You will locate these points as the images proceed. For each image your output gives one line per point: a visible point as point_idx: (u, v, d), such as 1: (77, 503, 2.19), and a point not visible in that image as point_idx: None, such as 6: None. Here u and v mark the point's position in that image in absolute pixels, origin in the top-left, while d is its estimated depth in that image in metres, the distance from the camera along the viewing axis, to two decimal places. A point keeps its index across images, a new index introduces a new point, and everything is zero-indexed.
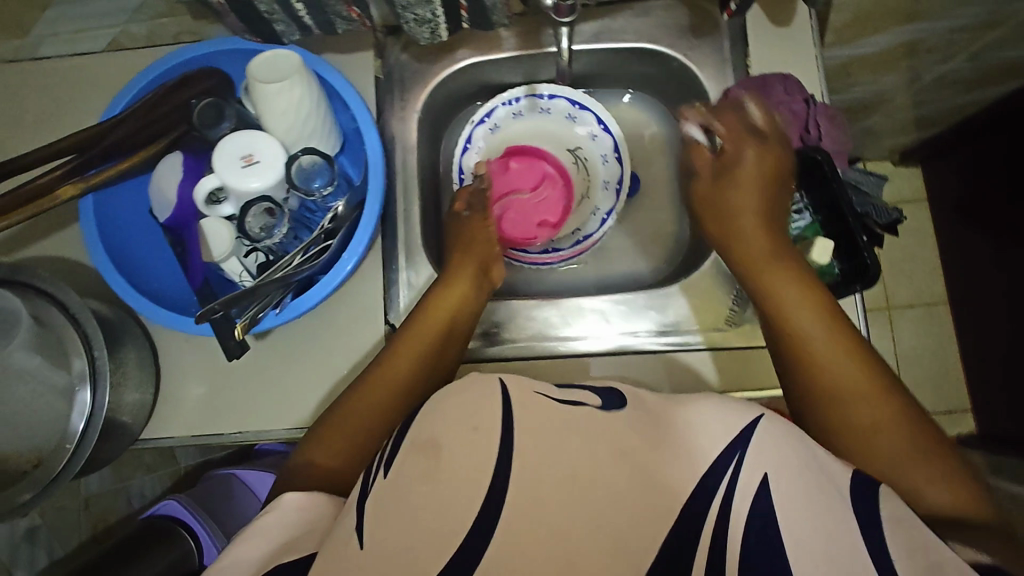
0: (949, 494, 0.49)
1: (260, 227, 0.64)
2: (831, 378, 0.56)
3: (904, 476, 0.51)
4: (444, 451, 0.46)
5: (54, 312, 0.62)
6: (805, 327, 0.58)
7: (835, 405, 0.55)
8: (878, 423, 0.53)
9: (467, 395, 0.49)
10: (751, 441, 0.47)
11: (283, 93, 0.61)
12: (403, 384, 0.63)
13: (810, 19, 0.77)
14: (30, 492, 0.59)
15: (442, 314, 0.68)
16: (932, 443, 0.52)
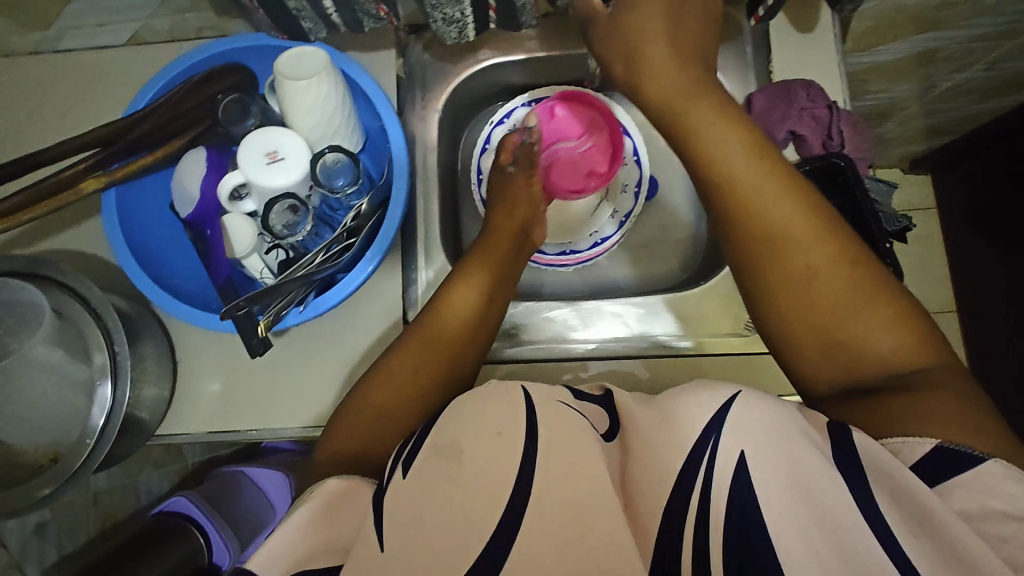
0: (904, 354, 0.50)
1: (284, 224, 0.63)
2: (782, 262, 0.53)
3: (861, 347, 0.51)
4: (465, 450, 0.47)
5: (75, 305, 0.61)
6: (754, 216, 0.54)
7: (788, 290, 0.53)
8: (830, 294, 0.52)
9: (490, 400, 0.49)
10: (725, 424, 0.44)
11: (311, 90, 0.61)
12: (449, 348, 0.63)
13: (833, 26, 0.77)
14: (50, 486, 0.58)
15: (478, 285, 0.66)
16: (887, 297, 0.51)
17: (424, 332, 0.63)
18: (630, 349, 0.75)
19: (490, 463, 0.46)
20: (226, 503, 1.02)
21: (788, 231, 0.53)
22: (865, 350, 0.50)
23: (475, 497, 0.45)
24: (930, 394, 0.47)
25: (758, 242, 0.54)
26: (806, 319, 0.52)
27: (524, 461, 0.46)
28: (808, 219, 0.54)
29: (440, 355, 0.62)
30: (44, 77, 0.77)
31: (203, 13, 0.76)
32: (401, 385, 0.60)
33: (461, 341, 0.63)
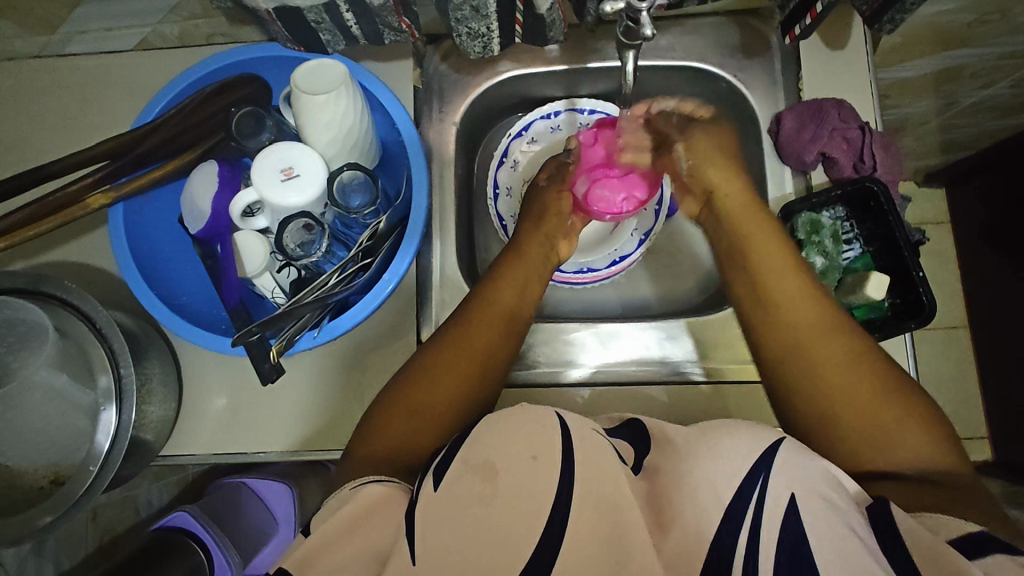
0: (929, 456, 0.48)
1: (297, 243, 0.61)
2: (811, 345, 0.53)
3: (884, 443, 0.49)
4: (500, 471, 0.45)
5: (79, 323, 0.58)
6: (785, 296, 0.57)
7: (815, 369, 0.53)
8: (853, 390, 0.51)
9: (520, 423, 0.47)
10: (773, 463, 0.45)
11: (330, 105, 0.59)
12: (484, 352, 0.60)
13: (865, 44, 0.74)
14: (50, 516, 0.56)
15: (513, 286, 0.65)
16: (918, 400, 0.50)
17: (463, 330, 0.61)
18: (648, 373, 0.72)
19: (522, 489, 0.45)
20: (228, 518, 1.00)
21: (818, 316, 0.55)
22: (891, 443, 0.49)
23: (494, 538, 0.43)
24: (953, 494, 0.46)
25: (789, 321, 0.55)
26: (832, 400, 0.51)
27: (558, 489, 0.45)
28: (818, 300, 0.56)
29: (476, 357, 0.59)
30: (60, 83, 0.76)
31: (216, 20, 0.73)
32: (438, 386, 0.57)
33: (494, 342, 0.61)
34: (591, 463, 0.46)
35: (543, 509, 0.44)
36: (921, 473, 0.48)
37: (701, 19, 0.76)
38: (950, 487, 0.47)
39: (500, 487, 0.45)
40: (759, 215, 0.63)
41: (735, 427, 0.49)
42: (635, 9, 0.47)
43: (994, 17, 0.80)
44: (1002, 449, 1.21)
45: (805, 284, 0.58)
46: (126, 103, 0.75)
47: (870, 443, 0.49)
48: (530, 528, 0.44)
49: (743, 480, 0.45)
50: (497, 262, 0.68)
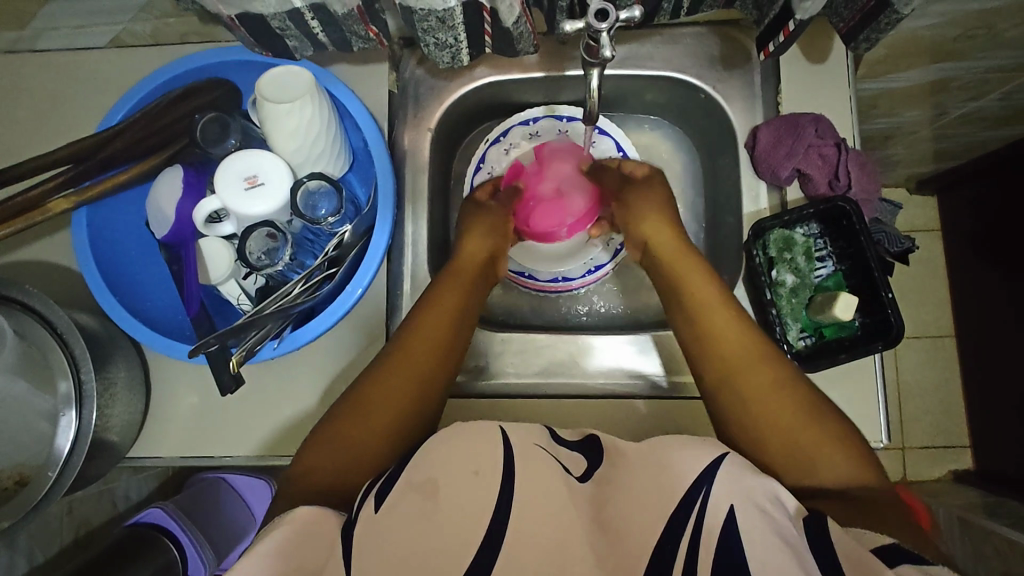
0: (849, 473, 0.51)
1: (262, 252, 0.61)
2: (740, 381, 0.57)
3: (815, 470, 0.52)
4: (442, 486, 0.47)
5: (37, 328, 0.58)
6: (719, 334, 0.59)
7: (747, 407, 0.55)
8: (785, 427, 0.54)
9: (452, 444, 0.49)
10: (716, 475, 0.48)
11: (294, 113, 0.58)
12: (418, 371, 0.59)
13: (847, 57, 0.72)
14: (8, 520, 0.55)
15: (444, 313, 0.63)
16: (834, 423, 0.54)
17: (393, 362, 0.60)
18: (617, 390, 0.72)
19: (466, 506, 0.46)
20: (202, 515, 1.00)
21: (749, 355, 0.57)
22: (814, 470, 0.52)
23: (431, 557, 0.44)
24: (880, 507, 0.49)
25: (722, 368, 0.58)
26: (763, 434, 0.54)
27: (499, 503, 0.46)
28: (747, 337, 0.59)
29: (410, 378, 0.59)
30: (26, 79, 0.74)
31: (187, 20, 0.72)
32: (375, 410, 0.57)
33: (425, 382, 0.60)
34: (531, 483, 0.47)
35: (483, 521, 0.45)
36: (845, 489, 0.51)
37: (681, 30, 0.75)
38: (869, 499, 0.50)
39: (444, 501, 0.46)
40: (703, 272, 0.64)
41: (666, 445, 0.52)
42: (596, 29, 0.48)
43: (980, 32, 0.77)
44: (983, 459, 1.21)
45: (735, 323, 0.60)
46: (91, 101, 0.73)
47: (799, 469, 0.53)
48: (471, 532, 0.45)
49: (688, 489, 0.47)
50: (434, 287, 0.65)
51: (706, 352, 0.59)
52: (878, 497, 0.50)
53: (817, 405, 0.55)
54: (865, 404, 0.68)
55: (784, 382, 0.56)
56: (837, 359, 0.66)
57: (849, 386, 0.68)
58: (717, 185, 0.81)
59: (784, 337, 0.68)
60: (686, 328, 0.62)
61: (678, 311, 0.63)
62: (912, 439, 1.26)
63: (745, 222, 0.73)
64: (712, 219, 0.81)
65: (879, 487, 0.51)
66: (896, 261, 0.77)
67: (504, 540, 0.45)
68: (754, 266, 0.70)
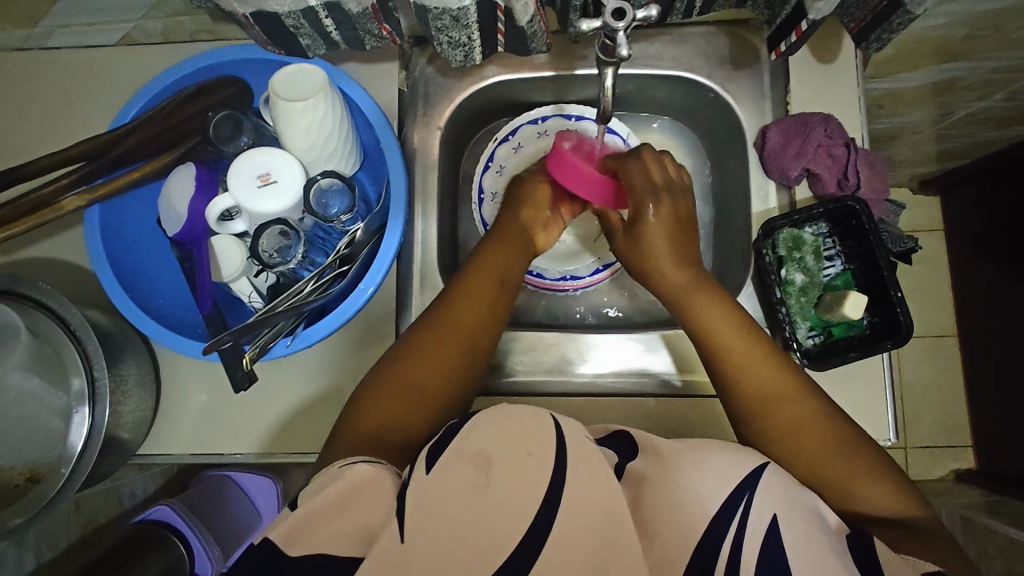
0: (884, 501, 0.52)
1: (275, 250, 0.61)
2: (776, 415, 0.57)
3: (856, 498, 0.53)
4: (495, 463, 0.46)
5: (52, 325, 0.58)
6: (748, 367, 0.59)
7: (774, 442, 0.56)
8: (824, 455, 0.54)
9: (509, 422, 0.48)
10: (758, 486, 0.48)
11: (308, 112, 0.58)
12: (460, 365, 0.60)
13: (856, 57, 0.73)
14: (21, 516, 0.55)
15: (479, 302, 0.62)
16: (861, 450, 0.54)
17: (433, 345, 0.59)
18: (626, 387, 0.72)
19: (517, 484, 0.46)
20: (208, 513, 1.00)
21: (772, 391, 0.57)
22: (850, 496, 0.53)
23: (475, 535, 0.44)
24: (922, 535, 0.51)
25: (747, 404, 0.58)
26: (800, 461, 0.55)
27: (551, 484, 0.46)
28: (777, 372, 0.58)
29: (446, 379, 0.58)
30: (36, 76, 0.74)
31: (197, 17, 0.72)
32: (414, 396, 0.57)
33: (455, 372, 0.59)
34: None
35: (531, 502, 0.45)
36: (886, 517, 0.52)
37: (690, 29, 0.75)
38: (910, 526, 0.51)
39: (495, 478, 0.46)
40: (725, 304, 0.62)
41: (692, 447, 0.52)
42: (613, 28, 0.48)
43: (988, 32, 0.77)
44: (985, 459, 1.21)
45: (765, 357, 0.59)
46: (102, 97, 0.73)
47: (834, 493, 0.54)
48: (518, 514, 0.45)
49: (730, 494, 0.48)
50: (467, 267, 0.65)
51: (737, 385, 0.59)
52: (916, 523, 0.52)
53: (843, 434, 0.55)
54: (873, 402, 0.68)
55: (819, 415, 0.56)
56: (847, 357, 0.66)
57: (857, 384, 0.68)
58: (725, 184, 0.81)
59: (793, 335, 0.68)
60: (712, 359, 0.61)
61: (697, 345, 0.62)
62: (915, 438, 1.27)
63: (754, 221, 0.74)
64: (720, 217, 0.81)
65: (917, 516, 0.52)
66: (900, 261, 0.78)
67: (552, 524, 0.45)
68: (764, 265, 0.70)
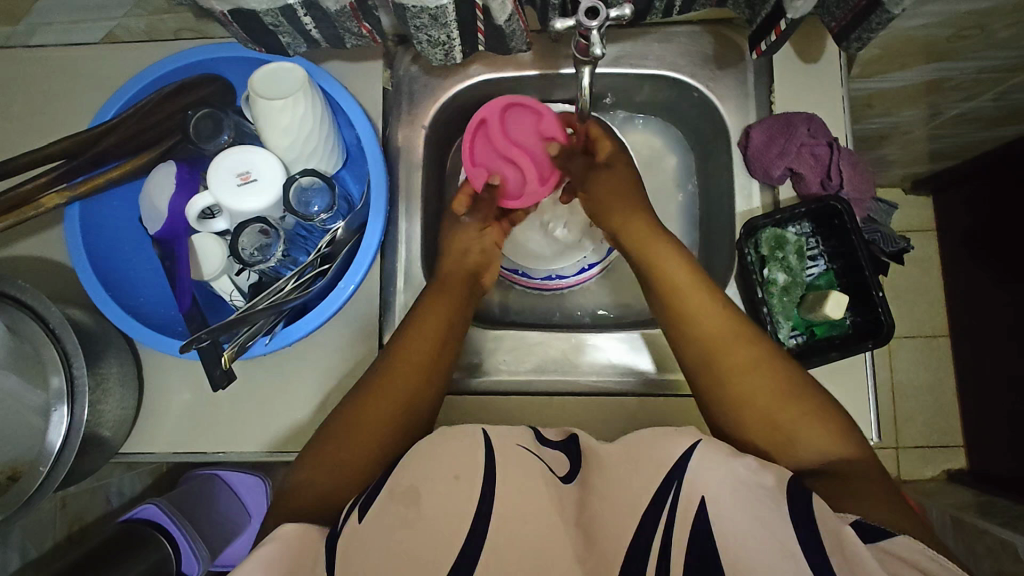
0: (830, 447, 0.54)
1: (255, 248, 0.61)
2: (720, 361, 0.58)
3: (793, 445, 0.54)
4: (423, 495, 0.48)
5: (30, 322, 0.58)
6: (698, 313, 0.60)
7: (727, 390, 0.57)
8: (766, 398, 0.56)
9: (438, 446, 0.51)
10: (686, 471, 0.49)
11: (287, 111, 0.58)
12: (428, 369, 0.62)
13: (841, 56, 0.73)
14: (0, 514, 0.56)
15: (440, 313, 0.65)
16: (811, 398, 0.56)
17: (394, 351, 0.62)
18: (607, 387, 0.72)
19: (446, 508, 0.48)
20: (194, 510, 1.00)
21: (727, 337, 0.59)
22: (798, 443, 0.54)
23: (422, 551, 0.46)
24: (856, 481, 0.52)
25: (703, 352, 0.59)
26: (741, 410, 0.56)
27: (478, 502, 0.48)
28: (723, 314, 0.60)
29: (400, 406, 0.59)
30: (21, 75, 0.74)
31: (181, 16, 0.71)
32: (375, 412, 0.59)
33: (418, 379, 0.61)
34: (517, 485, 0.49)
35: (462, 524, 0.47)
36: (824, 463, 0.54)
37: (675, 28, 0.75)
38: (847, 472, 0.53)
39: (425, 511, 0.47)
40: (674, 251, 0.65)
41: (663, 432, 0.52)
42: (586, 27, 0.48)
43: (973, 32, 0.77)
44: (976, 459, 1.22)
45: (711, 301, 0.61)
46: (85, 97, 0.73)
47: (781, 444, 0.55)
48: (450, 538, 0.47)
49: (658, 487, 0.49)
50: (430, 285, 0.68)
51: (685, 331, 0.61)
52: (856, 468, 0.53)
53: (797, 380, 0.57)
54: (856, 401, 0.68)
55: (766, 356, 0.58)
56: (828, 356, 0.66)
57: (839, 383, 0.68)
58: (711, 184, 0.81)
59: (775, 334, 0.68)
60: (663, 304, 0.63)
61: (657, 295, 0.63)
62: (906, 438, 1.27)
63: (738, 220, 0.74)
64: (706, 217, 0.81)
65: (858, 460, 0.54)
66: (891, 262, 0.77)
67: (486, 532, 0.48)
68: (746, 265, 0.70)
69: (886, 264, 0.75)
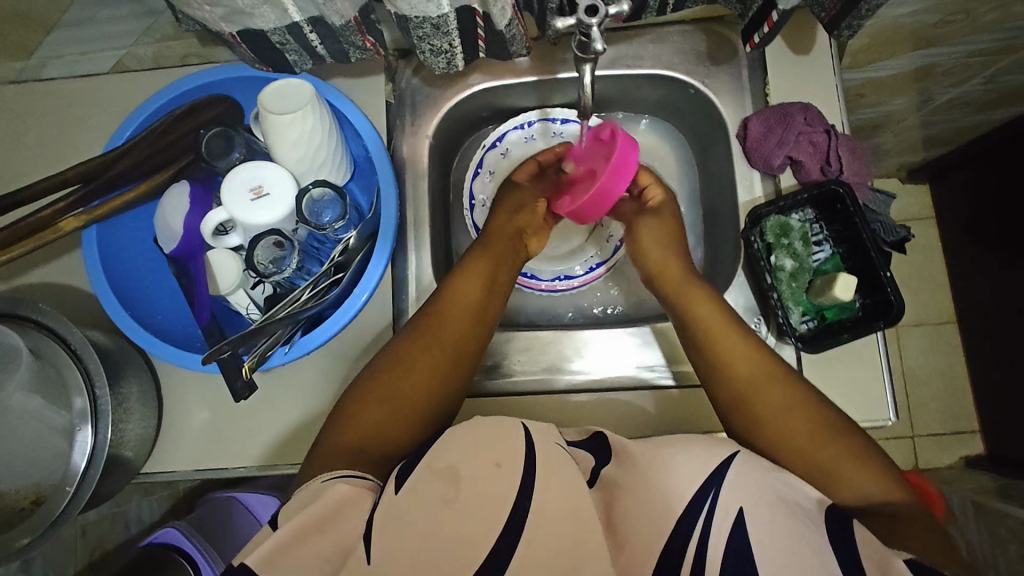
0: (874, 488, 0.53)
1: (269, 260, 0.62)
2: (755, 403, 0.58)
3: (839, 485, 0.54)
4: (464, 478, 0.48)
5: (54, 345, 0.59)
6: (733, 355, 0.60)
7: (783, 449, 0.56)
8: (806, 436, 0.56)
9: (475, 434, 0.51)
10: (724, 482, 0.50)
11: (296, 124, 0.60)
12: (451, 358, 0.62)
13: (831, 46, 0.75)
14: (28, 537, 0.56)
15: (470, 318, 0.64)
16: (856, 438, 0.55)
17: (409, 369, 0.61)
18: (618, 382, 0.73)
19: (486, 493, 0.48)
20: (216, 532, 0.99)
21: (763, 377, 0.59)
22: (837, 484, 0.54)
23: (438, 551, 0.45)
24: (903, 521, 0.51)
25: (754, 414, 0.58)
26: (781, 448, 0.56)
27: (517, 499, 0.48)
28: (757, 356, 0.60)
29: (429, 399, 0.60)
30: (33, 105, 0.75)
31: (188, 41, 0.74)
32: (403, 393, 0.60)
33: (445, 386, 0.61)
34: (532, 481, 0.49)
35: (500, 515, 0.47)
36: (870, 504, 0.53)
37: (668, 28, 0.77)
38: (895, 511, 0.52)
39: (465, 489, 0.48)
40: (708, 294, 0.65)
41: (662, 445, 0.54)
42: (586, 25, 0.50)
43: (958, 17, 0.79)
44: (994, 444, 1.21)
45: (744, 342, 0.61)
46: (94, 123, 0.75)
47: (827, 483, 0.54)
48: (487, 526, 0.47)
49: (699, 488, 0.50)
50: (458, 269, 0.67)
51: (719, 372, 0.61)
52: (903, 508, 0.53)
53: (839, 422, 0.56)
54: (870, 385, 0.68)
55: (801, 397, 0.58)
56: (840, 338, 0.66)
57: (852, 367, 0.69)
58: (712, 178, 0.82)
59: (786, 320, 0.69)
60: (696, 344, 0.63)
61: (693, 350, 0.63)
62: (922, 426, 1.26)
63: (740, 211, 0.75)
64: (710, 211, 0.82)
65: (903, 500, 0.53)
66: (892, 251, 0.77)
67: (524, 526, 0.47)
68: (753, 252, 0.71)
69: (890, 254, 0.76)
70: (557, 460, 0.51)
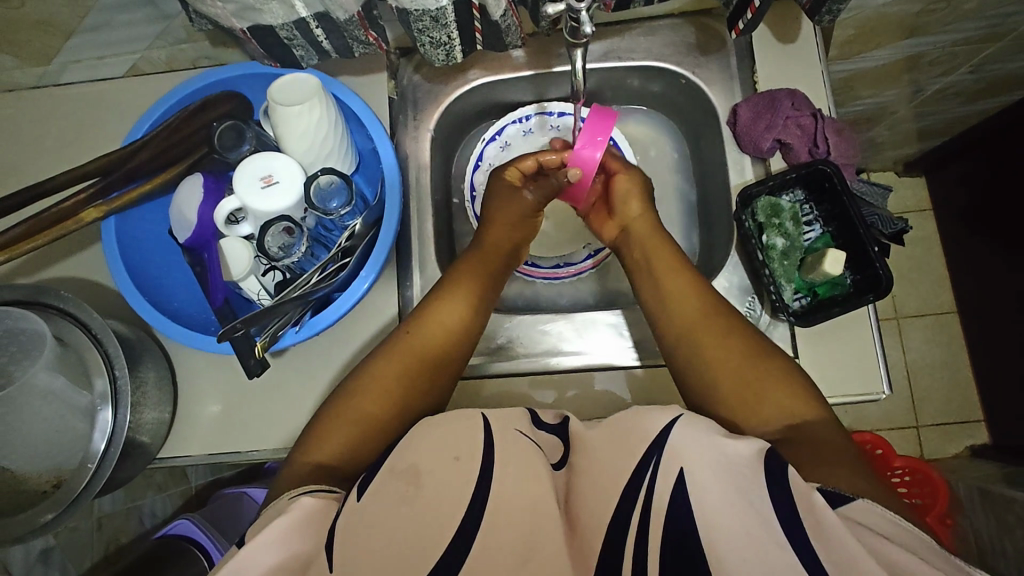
0: (796, 415, 0.56)
1: (279, 246, 0.64)
2: (699, 340, 0.62)
3: (766, 415, 0.57)
4: (424, 474, 0.51)
5: (76, 330, 0.62)
6: (677, 300, 0.65)
7: (715, 389, 0.59)
8: (739, 371, 0.59)
9: (442, 430, 0.54)
10: (664, 445, 0.51)
11: (305, 114, 0.63)
12: (438, 345, 0.66)
13: (816, 35, 0.77)
14: (51, 513, 0.58)
15: (463, 306, 0.68)
16: (786, 372, 0.58)
17: (394, 352, 0.65)
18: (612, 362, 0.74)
19: (447, 491, 0.50)
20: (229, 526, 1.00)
21: (702, 319, 0.63)
22: (763, 412, 0.57)
23: (420, 537, 0.48)
24: (822, 452, 0.53)
25: (697, 356, 0.62)
26: (719, 383, 0.59)
27: (478, 484, 0.50)
28: (701, 302, 0.64)
29: (406, 371, 0.64)
30: (56, 108, 0.79)
31: (200, 45, 0.78)
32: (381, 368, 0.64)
33: (435, 368, 0.65)
34: (518, 457, 0.52)
35: (462, 501, 0.50)
36: (791, 429, 0.55)
37: (658, 21, 0.80)
38: (816, 441, 0.54)
39: (425, 487, 0.50)
40: (676, 258, 0.69)
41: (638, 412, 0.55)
42: (575, 9, 0.53)
43: (940, 6, 0.81)
44: (998, 433, 1.22)
45: (693, 286, 0.66)
46: (113, 124, 0.79)
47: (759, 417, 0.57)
48: (450, 514, 0.49)
49: (636, 466, 0.51)
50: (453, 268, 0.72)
51: (667, 312, 0.66)
52: (822, 435, 0.55)
53: (765, 358, 0.59)
54: (865, 362, 0.70)
55: (739, 334, 0.62)
56: (830, 313, 0.68)
57: (847, 345, 0.71)
58: (706, 167, 0.85)
59: (778, 296, 0.71)
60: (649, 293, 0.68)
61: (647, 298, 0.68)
62: (926, 416, 1.27)
63: (733, 193, 0.77)
64: (704, 199, 0.85)
65: (828, 432, 0.55)
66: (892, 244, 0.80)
67: (485, 512, 0.49)
68: (744, 231, 0.73)
69: (887, 246, 0.77)
70: (520, 452, 0.53)
